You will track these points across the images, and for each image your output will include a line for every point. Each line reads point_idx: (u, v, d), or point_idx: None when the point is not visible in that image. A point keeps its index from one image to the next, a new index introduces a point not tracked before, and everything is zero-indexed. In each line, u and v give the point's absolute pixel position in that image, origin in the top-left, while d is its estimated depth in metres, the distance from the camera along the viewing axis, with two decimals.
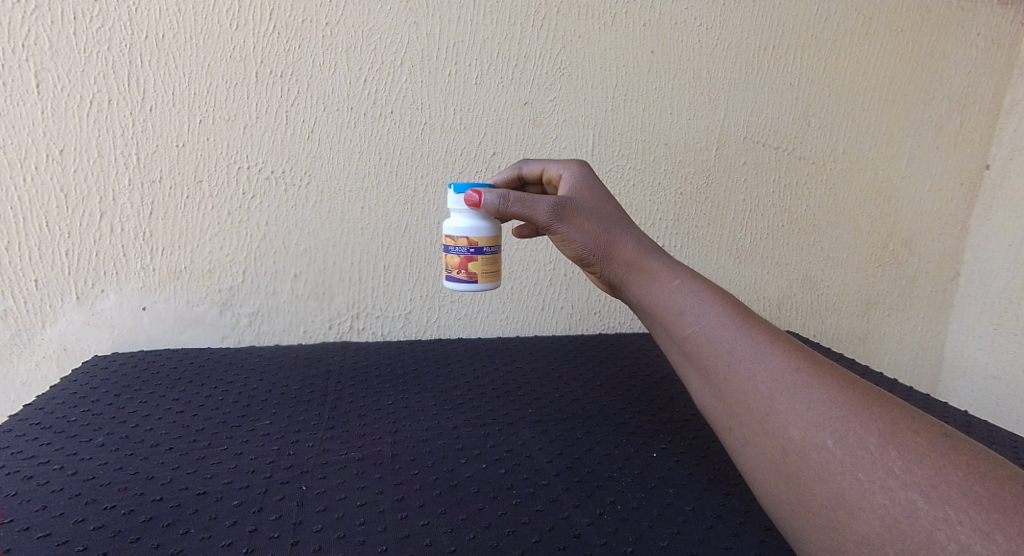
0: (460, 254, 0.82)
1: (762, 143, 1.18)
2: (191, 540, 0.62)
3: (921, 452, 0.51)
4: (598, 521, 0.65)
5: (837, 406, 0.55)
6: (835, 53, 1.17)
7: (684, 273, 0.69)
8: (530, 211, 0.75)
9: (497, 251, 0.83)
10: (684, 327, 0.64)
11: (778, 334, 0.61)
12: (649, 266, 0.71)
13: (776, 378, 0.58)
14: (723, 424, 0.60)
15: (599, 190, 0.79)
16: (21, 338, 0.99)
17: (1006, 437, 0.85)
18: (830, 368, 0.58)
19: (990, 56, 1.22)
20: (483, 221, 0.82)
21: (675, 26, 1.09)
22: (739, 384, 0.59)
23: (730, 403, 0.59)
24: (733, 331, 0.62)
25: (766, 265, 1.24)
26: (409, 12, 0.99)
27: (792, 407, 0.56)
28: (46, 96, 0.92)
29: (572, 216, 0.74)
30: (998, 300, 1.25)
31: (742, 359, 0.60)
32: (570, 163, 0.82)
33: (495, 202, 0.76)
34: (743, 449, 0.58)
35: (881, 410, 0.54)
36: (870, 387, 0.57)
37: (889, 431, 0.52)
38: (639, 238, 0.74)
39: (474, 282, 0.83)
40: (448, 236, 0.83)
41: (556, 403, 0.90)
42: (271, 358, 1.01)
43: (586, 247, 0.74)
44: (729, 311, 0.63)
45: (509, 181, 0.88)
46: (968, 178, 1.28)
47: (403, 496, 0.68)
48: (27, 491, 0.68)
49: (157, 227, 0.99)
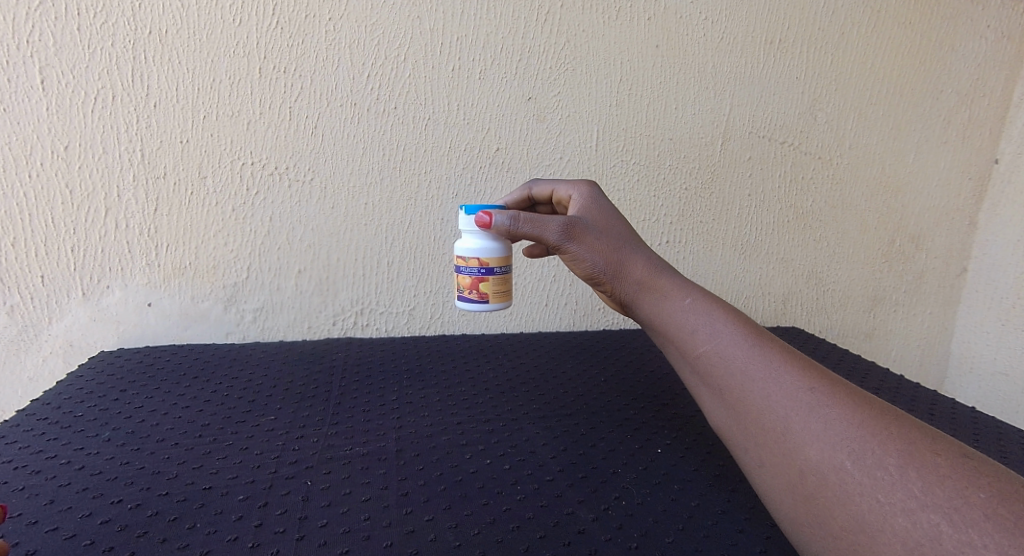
0: (471, 274, 0.82)
1: (768, 138, 1.17)
2: (196, 535, 0.62)
3: (942, 474, 0.50)
4: (602, 517, 0.65)
5: (853, 426, 0.55)
6: (842, 47, 1.16)
7: (696, 292, 0.70)
8: (541, 230, 0.74)
9: (508, 270, 0.83)
10: (697, 346, 0.66)
11: (791, 353, 0.62)
12: (660, 285, 0.72)
13: (790, 398, 0.58)
14: (740, 444, 0.61)
15: (610, 209, 0.79)
16: (28, 334, 1.00)
17: (1015, 435, 0.84)
18: (846, 387, 0.58)
19: (999, 49, 1.21)
20: (494, 241, 0.82)
21: (680, 20, 1.08)
22: (754, 404, 0.60)
23: (746, 424, 0.60)
24: (746, 351, 0.63)
25: (771, 260, 1.23)
26: (413, 6, 0.99)
27: (808, 427, 0.56)
28: (51, 93, 0.92)
29: (582, 235, 0.75)
30: (1006, 296, 1.25)
31: (756, 379, 0.61)
32: (580, 183, 0.82)
33: (506, 222, 0.75)
34: (760, 470, 0.59)
35: (899, 430, 0.54)
36: (888, 407, 0.56)
37: (907, 453, 0.52)
38: (650, 256, 0.75)
39: (486, 302, 0.83)
40: (459, 257, 0.83)
41: (561, 398, 0.90)
42: (276, 355, 1.01)
43: (597, 266, 0.74)
44: (742, 331, 0.64)
45: (517, 201, 0.88)
46: (977, 173, 1.27)
47: (408, 492, 0.68)
48: (34, 485, 0.68)
49: (162, 224, 1.00)
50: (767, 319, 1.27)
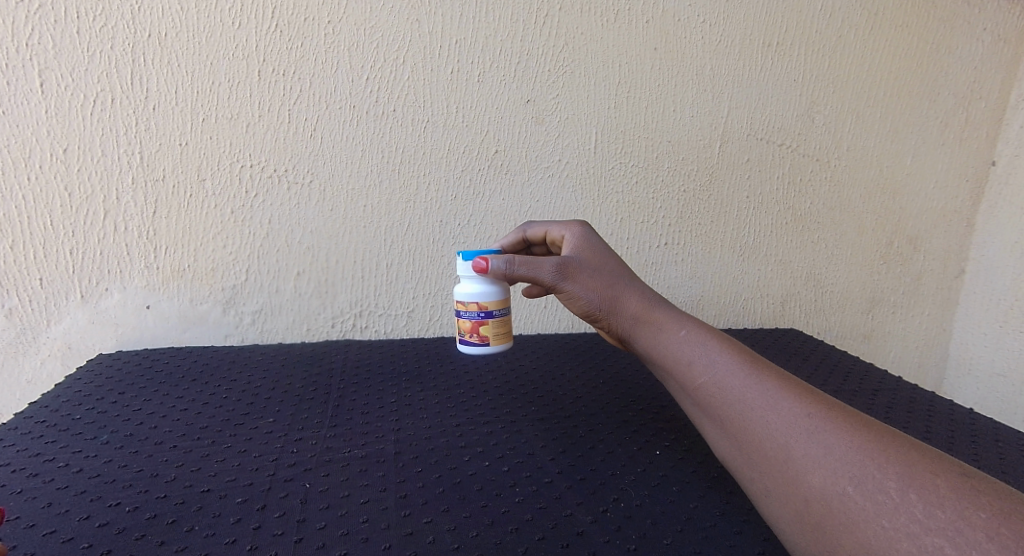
0: (471, 318, 0.83)
1: (766, 140, 1.17)
2: (195, 538, 0.62)
3: (943, 495, 0.51)
4: (601, 519, 0.65)
5: (852, 450, 0.56)
6: (840, 49, 1.16)
7: (691, 323, 0.72)
8: (535, 271, 0.77)
9: (507, 312, 0.84)
10: (696, 377, 0.67)
11: (787, 381, 0.63)
12: (655, 318, 0.74)
13: (789, 426, 0.59)
14: (745, 475, 0.62)
15: (603, 247, 0.81)
16: (26, 337, 1.00)
17: (1013, 435, 0.84)
18: (842, 411, 0.59)
19: (996, 50, 1.22)
20: (492, 285, 0.83)
21: (678, 22, 1.08)
22: (755, 433, 0.61)
23: (749, 453, 0.61)
24: (744, 380, 0.64)
25: (770, 262, 1.23)
26: (412, 9, 0.99)
27: (809, 453, 0.57)
28: (50, 96, 0.92)
29: (576, 274, 0.77)
30: (1004, 298, 1.25)
31: (754, 408, 0.62)
32: (573, 223, 0.84)
33: (500, 266, 0.78)
34: (766, 500, 0.59)
35: (897, 452, 0.55)
36: (884, 428, 0.58)
37: (907, 475, 0.53)
38: (643, 290, 0.77)
39: (486, 344, 0.84)
40: (457, 301, 0.84)
41: (560, 401, 0.90)
42: (274, 357, 1.01)
43: (593, 303, 0.77)
44: (738, 361, 0.66)
45: (513, 244, 0.90)
46: (974, 175, 1.27)
47: (406, 494, 0.68)
48: (32, 488, 0.68)
49: (161, 226, 1.00)
50: (766, 320, 1.27)
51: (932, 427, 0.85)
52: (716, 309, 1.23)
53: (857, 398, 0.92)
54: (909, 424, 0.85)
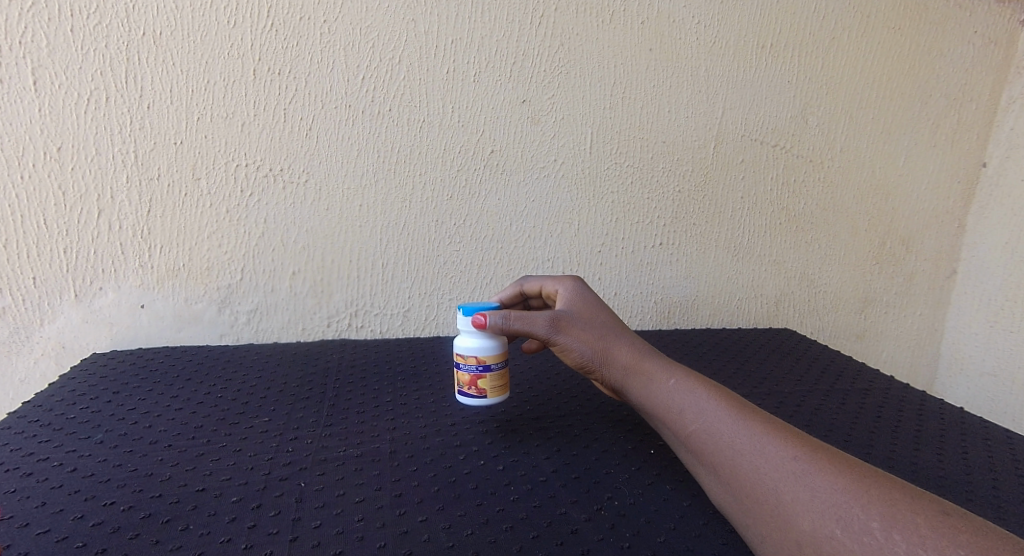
0: (470, 371, 0.80)
1: (760, 141, 1.18)
2: (190, 537, 0.62)
3: (923, 534, 0.52)
4: (595, 517, 0.66)
5: (838, 491, 0.57)
6: (833, 51, 1.17)
7: (679, 372, 0.73)
8: (529, 325, 0.78)
9: (505, 364, 0.82)
10: (687, 424, 0.68)
11: (774, 425, 0.65)
12: (646, 368, 0.75)
13: (777, 469, 0.60)
14: (739, 519, 0.62)
15: (594, 301, 0.83)
16: (19, 336, 0.99)
17: (1002, 434, 0.85)
18: (826, 453, 0.61)
19: (988, 53, 1.23)
20: (492, 338, 0.80)
21: (674, 23, 1.09)
22: (745, 476, 0.62)
23: (741, 497, 0.62)
24: (731, 425, 0.65)
25: (764, 263, 1.24)
26: (408, 9, 1.00)
27: (796, 496, 0.58)
28: (44, 94, 0.92)
29: (568, 326, 0.79)
30: (994, 298, 1.27)
31: (743, 452, 0.63)
32: (566, 279, 0.86)
33: (498, 322, 0.78)
34: (762, 545, 0.60)
35: (880, 492, 0.56)
36: (867, 468, 0.59)
37: (889, 514, 0.54)
38: (634, 342, 0.79)
39: (484, 397, 0.81)
40: (456, 353, 0.81)
41: (555, 400, 0.90)
42: (269, 358, 1.01)
43: (586, 355, 0.78)
44: (725, 406, 0.67)
45: (511, 299, 0.91)
46: (966, 176, 1.29)
47: (402, 493, 0.68)
48: (26, 487, 0.67)
49: (156, 225, 0.99)
50: (761, 320, 1.27)
51: (922, 427, 0.86)
52: (710, 309, 1.24)
53: (849, 398, 0.93)
54: (900, 424, 0.86)
